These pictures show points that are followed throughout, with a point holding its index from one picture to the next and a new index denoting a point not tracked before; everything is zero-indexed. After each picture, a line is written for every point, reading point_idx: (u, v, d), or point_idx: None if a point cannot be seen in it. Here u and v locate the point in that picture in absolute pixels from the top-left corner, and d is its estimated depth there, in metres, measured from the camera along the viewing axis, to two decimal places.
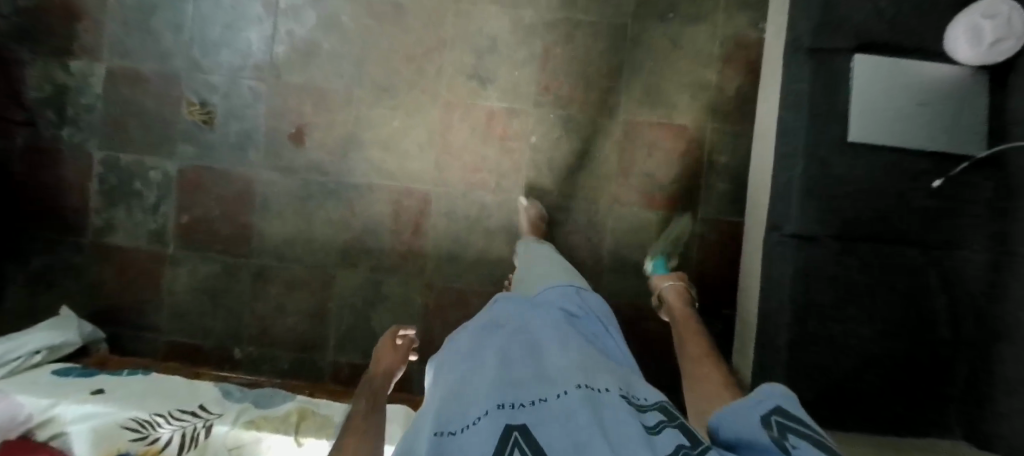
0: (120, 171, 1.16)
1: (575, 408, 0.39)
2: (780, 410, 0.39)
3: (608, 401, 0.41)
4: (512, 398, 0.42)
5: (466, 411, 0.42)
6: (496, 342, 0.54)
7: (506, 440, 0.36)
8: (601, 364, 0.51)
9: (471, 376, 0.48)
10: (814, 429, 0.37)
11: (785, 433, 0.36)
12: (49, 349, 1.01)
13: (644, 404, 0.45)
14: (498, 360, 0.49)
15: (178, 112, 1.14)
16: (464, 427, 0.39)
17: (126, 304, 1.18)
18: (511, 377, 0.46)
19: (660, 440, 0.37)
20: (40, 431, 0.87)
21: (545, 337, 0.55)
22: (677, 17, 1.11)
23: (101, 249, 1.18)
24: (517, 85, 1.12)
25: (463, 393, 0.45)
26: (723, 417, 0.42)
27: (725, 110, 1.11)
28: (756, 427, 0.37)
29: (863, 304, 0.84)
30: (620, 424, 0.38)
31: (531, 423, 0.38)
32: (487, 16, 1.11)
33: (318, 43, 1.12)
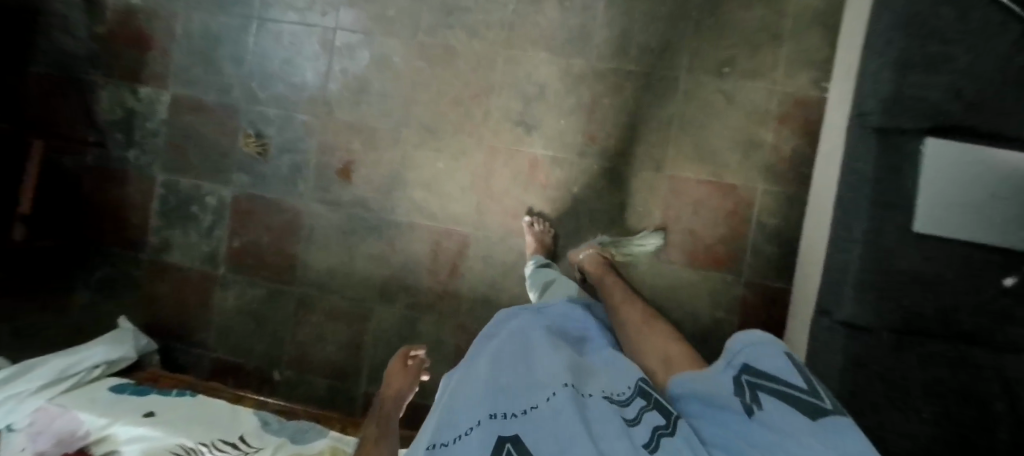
0: (179, 195, 1.21)
1: (556, 412, 0.46)
2: (749, 367, 0.49)
3: (587, 402, 0.48)
4: (501, 407, 0.48)
5: (462, 419, 0.49)
6: (490, 350, 0.61)
7: (498, 450, 0.43)
8: (585, 365, 0.57)
9: (467, 383, 0.55)
10: (771, 385, 0.46)
11: (754, 391, 0.46)
12: (107, 363, 1.08)
13: (625, 395, 0.51)
14: (492, 367, 0.56)
15: (235, 142, 1.19)
16: (458, 436, 0.47)
17: (179, 319, 1.23)
18: (500, 383, 0.52)
19: (636, 434, 0.44)
20: (96, 446, 0.94)
21: (536, 339, 0.61)
22: (734, 71, 1.07)
23: (159, 266, 1.23)
24: (563, 133, 1.11)
25: (460, 400, 0.52)
26: (692, 377, 0.52)
27: (779, 171, 1.06)
28: (730, 387, 0.47)
29: (917, 405, 0.79)
30: (599, 425, 0.44)
31: (520, 432, 0.44)
32: (536, 62, 1.11)
33: (370, 83, 1.15)
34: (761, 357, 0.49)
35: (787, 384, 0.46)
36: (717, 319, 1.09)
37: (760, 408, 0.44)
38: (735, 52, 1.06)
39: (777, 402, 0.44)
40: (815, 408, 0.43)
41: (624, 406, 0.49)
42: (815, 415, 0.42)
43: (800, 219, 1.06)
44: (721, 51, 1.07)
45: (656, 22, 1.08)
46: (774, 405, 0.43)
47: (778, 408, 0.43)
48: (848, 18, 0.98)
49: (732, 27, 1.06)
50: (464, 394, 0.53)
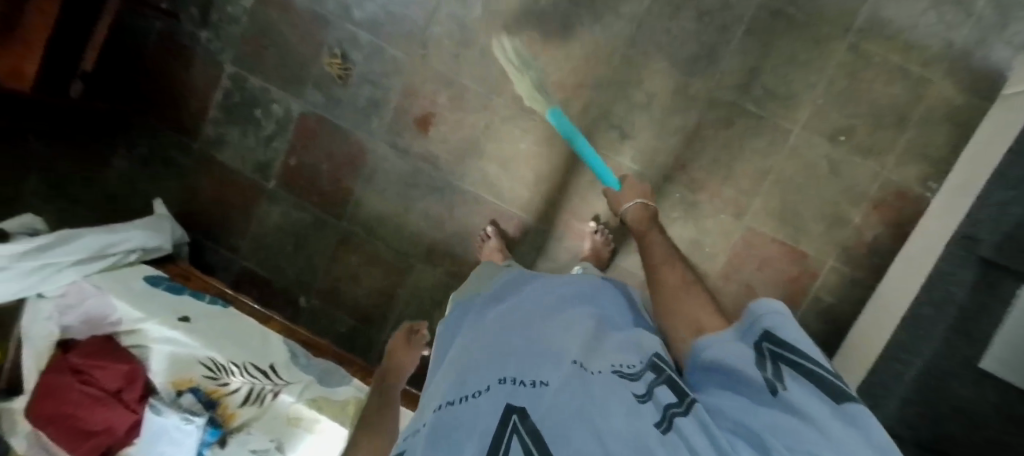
0: (245, 94, 1.14)
1: (568, 384, 0.38)
2: (769, 334, 0.37)
3: (598, 373, 0.39)
4: (510, 372, 0.41)
5: (466, 387, 0.42)
6: (497, 320, 0.55)
7: (503, 423, 0.35)
8: (601, 331, 0.50)
9: (475, 352, 0.48)
10: (797, 359, 0.35)
11: (773, 363, 0.35)
12: (142, 251, 1.05)
13: (635, 368, 0.42)
14: (501, 334, 0.49)
15: (317, 57, 1.11)
16: (465, 400, 0.40)
17: (216, 218, 1.20)
18: (506, 351, 0.46)
19: (645, 411, 0.35)
20: (125, 337, 0.94)
21: (547, 310, 0.54)
22: (850, 142, 1.02)
23: (208, 160, 1.18)
24: (657, 152, 1.07)
25: (465, 366, 0.46)
26: (710, 341, 0.41)
27: (854, 254, 1.05)
28: (745, 357, 0.37)
29: None
30: (615, 399, 0.35)
31: (527, 404, 0.36)
32: (654, 71, 1.05)
33: (476, 38, 1.07)
34: (788, 323, 0.38)
35: (814, 361, 0.35)
36: None
37: (782, 388, 0.33)
38: (858, 123, 1.02)
39: (796, 380, 0.33)
40: (846, 394, 0.32)
41: (636, 380, 0.40)
42: (847, 402, 0.31)
43: (856, 306, 1.06)
44: (844, 118, 1.02)
45: (790, 67, 1.02)
46: (799, 385, 0.32)
47: (800, 389, 0.32)
48: (987, 128, 0.94)
49: (864, 97, 1.01)
50: (470, 362, 0.46)
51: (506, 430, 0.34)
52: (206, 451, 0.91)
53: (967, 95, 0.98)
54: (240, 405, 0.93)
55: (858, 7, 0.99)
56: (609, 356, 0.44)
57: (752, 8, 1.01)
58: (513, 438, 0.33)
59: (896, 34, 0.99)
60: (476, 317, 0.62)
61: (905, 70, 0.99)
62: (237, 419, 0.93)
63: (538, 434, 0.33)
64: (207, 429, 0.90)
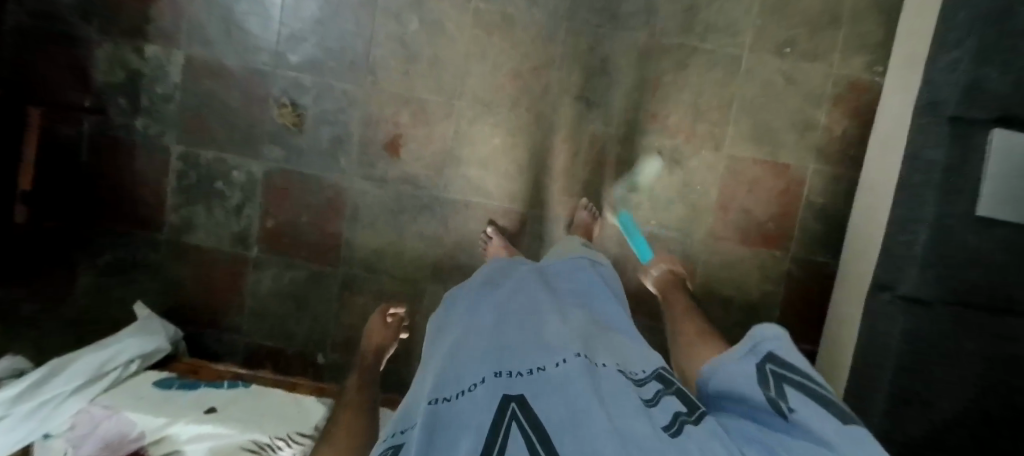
0: (201, 169, 1.09)
1: (576, 376, 0.36)
2: (773, 356, 0.41)
3: (605, 370, 0.38)
4: (508, 367, 0.39)
5: (462, 376, 0.39)
6: (490, 308, 0.52)
7: (502, 411, 0.33)
8: (597, 330, 0.49)
9: (468, 341, 0.46)
10: (805, 379, 0.38)
11: (778, 384, 0.38)
12: (143, 356, 0.99)
13: (641, 376, 0.42)
14: (496, 324, 0.47)
15: (266, 112, 1.08)
16: (462, 393, 0.37)
17: (206, 304, 1.15)
18: (503, 343, 0.43)
19: (656, 415, 0.34)
20: (153, 448, 0.86)
21: (541, 299, 0.52)
22: (796, 51, 1.07)
23: (180, 247, 1.12)
24: (625, 111, 1.09)
25: (459, 357, 0.43)
26: (720, 363, 0.45)
27: (830, 152, 1.10)
28: (752, 381, 0.40)
29: (958, 366, 0.84)
30: (619, 396, 0.35)
31: (530, 395, 0.35)
32: (599, 35, 1.07)
33: (420, 50, 1.07)
34: (790, 350, 0.41)
35: (812, 380, 0.38)
36: (762, 293, 1.15)
37: (791, 410, 0.35)
38: (798, 32, 1.07)
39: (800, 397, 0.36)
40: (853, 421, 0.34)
41: (640, 386, 0.40)
42: (853, 424, 0.33)
43: (847, 199, 1.12)
44: (784, 30, 1.07)
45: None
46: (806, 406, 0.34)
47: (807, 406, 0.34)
48: (912, 3, 1.01)
49: (796, 6, 1.06)
50: (464, 352, 0.43)
51: (505, 416, 0.33)
52: None
53: None
54: None
55: None
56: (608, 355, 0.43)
57: None
58: (513, 422, 0.32)
59: None
60: (460, 300, 0.59)
61: None
62: None
63: (540, 424, 0.31)
64: None
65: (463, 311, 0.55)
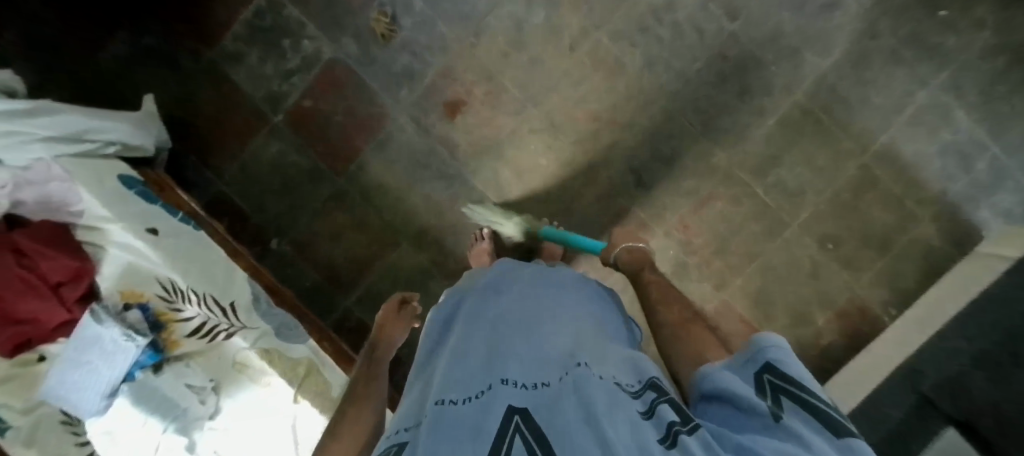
0: (279, 20, 1.10)
1: (571, 393, 0.40)
2: (773, 366, 0.40)
3: (604, 385, 0.42)
4: (512, 378, 0.44)
5: (469, 384, 0.44)
6: (496, 316, 0.57)
7: (506, 421, 0.37)
8: (603, 344, 0.53)
9: (476, 348, 0.51)
10: (807, 390, 0.38)
11: (776, 396, 0.38)
12: (124, 146, 0.98)
13: (635, 387, 0.44)
14: (505, 334, 0.52)
15: (366, 10, 1.08)
16: (467, 399, 0.42)
17: (206, 134, 1.14)
18: (509, 355, 0.48)
19: (648, 427, 0.36)
20: (82, 231, 0.87)
21: (550, 315, 0.57)
22: (834, 251, 1.10)
23: (217, 73, 1.13)
24: (664, 207, 1.10)
25: (468, 363, 0.48)
26: (714, 372, 0.44)
27: (806, 351, 1.13)
28: (750, 388, 0.39)
29: None
30: (617, 411, 0.37)
31: (531, 407, 0.39)
32: (684, 130, 1.08)
33: (529, 44, 1.08)
34: (790, 360, 0.41)
35: (815, 394, 0.38)
36: None
37: (784, 417, 0.36)
38: (847, 236, 1.09)
39: (802, 418, 0.36)
40: (847, 427, 0.35)
41: (635, 397, 0.41)
42: (847, 436, 0.34)
43: None
44: (836, 228, 1.09)
45: (804, 167, 1.08)
46: (801, 418, 0.36)
47: (800, 423, 0.35)
48: (951, 274, 1.03)
49: (859, 214, 1.08)
50: (470, 360, 0.48)
51: (508, 428, 0.36)
52: (137, 373, 0.81)
53: (945, 241, 1.07)
54: (187, 336, 0.86)
55: (879, 133, 1.06)
56: (610, 368, 0.46)
57: (789, 102, 1.06)
58: (516, 437, 0.35)
59: (905, 168, 1.06)
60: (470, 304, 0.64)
61: (900, 202, 1.07)
62: (179, 349, 0.86)
63: (541, 434, 0.35)
64: (146, 351, 0.81)
65: (470, 314, 0.60)
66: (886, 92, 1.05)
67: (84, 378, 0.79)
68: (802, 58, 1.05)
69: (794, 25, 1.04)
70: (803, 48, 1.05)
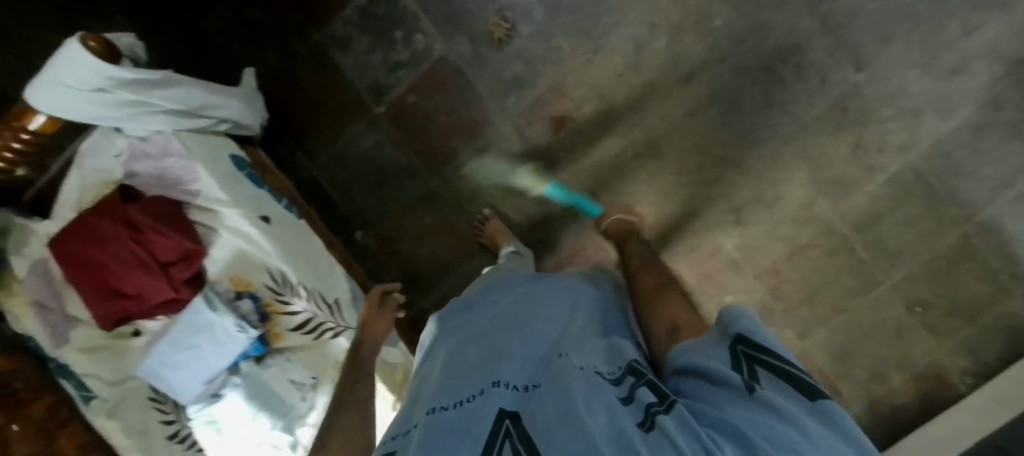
0: (392, 10, 1.07)
1: (551, 390, 0.41)
2: (742, 336, 0.40)
3: (581, 371, 0.43)
4: (502, 380, 0.46)
5: (460, 390, 0.46)
6: (487, 322, 0.59)
7: (497, 426, 0.39)
8: (586, 331, 0.54)
9: (466, 355, 0.52)
10: (786, 362, 0.37)
11: (754, 367, 0.38)
12: (235, 123, 0.95)
13: (617, 372, 0.44)
14: (494, 334, 0.54)
15: (484, 11, 1.06)
16: (460, 402, 0.44)
17: (303, 117, 1.13)
18: (500, 357, 0.49)
19: (625, 410, 0.37)
20: (196, 212, 0.86)
21: (536, 309, 0.58)
22: (921, 316, 1.09)
23: (320, 55, 1.10)
24: (757, 251, 1.10)
25: (458, 367, 0.50)
26: (698, 343, 0.44)
27: (876, 408, 1.13)
28: (720, 361, 0.39)
29: None
30: (587, 397, 0.38)
31: (521, 414, 0.40)
32: (791, 176, 1.06)
33: (647, 69, 1.06)
34: (759, 328, 0.41)
35: (792, 363, 0.37)
36: None
37: (760, 388, 0.35)
38: (936, 302, 1.08)
39: (773, 386, 0.36)
40: (819, 390, 0.35)
41: (616, 383, 0.42)
42: (826, 402, 0.33)
43: None
44: (925, 292, 1.08)
45: (904, 228, 1.07)
46: (775, 388, 0.35)
47: (776, 392, 0.35)
48: None
49: (952, 282, 1.07)
50: (462, 364, 0.51)
51: (500, 433, 0.38)
52: (242, 363, 0.83)
53: None
54: (291, 331, 0.85)
55: (985, 203, 1.04)
56: (593, 358, 0.47)
57: (900, 162, 1.04)
58: (506, 441, 0.37)
59: (1006, 242, 1.04)
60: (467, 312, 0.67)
61: (995, 276, 1.05)
62: (282, 342, 0.85)
63: (526, 438, 0.37)
64: (254, 343, 0.82)
65: (461, 325, 0.62)
66: (1000, 164, 1.02)
67: (189, 362, 0.81)
68: (921, 119, 1.03)
69: (919, 85, 1.02)
70: (924, 109, 1.02)
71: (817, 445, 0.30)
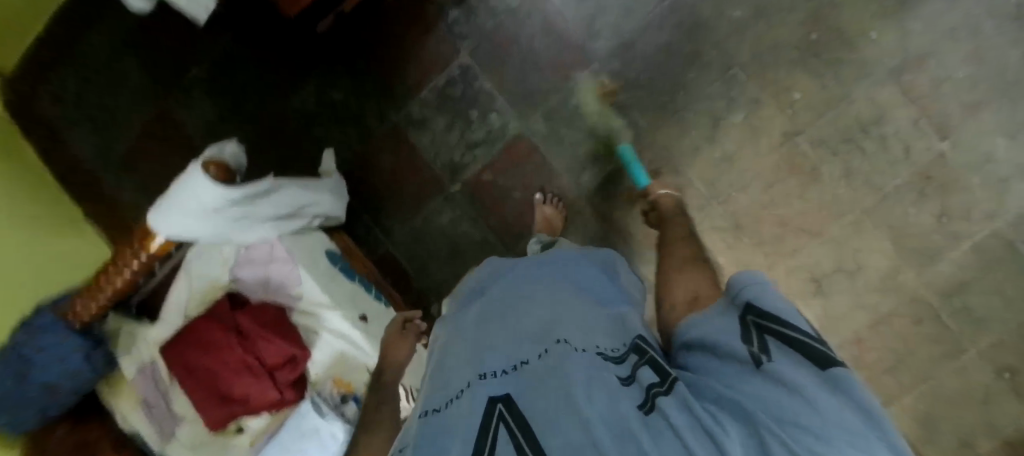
0: (469, 90, 1.12)
1: (543, 374, 0.44)
2: (752, 305, 0.40)
3: (580, 352, 0.46)
4: (490, 369, 0.48)
5: (453, 386, 0.49)
6: (478, 311, 0.62)
7: (489, 411, 0.42)
8: (579, 302, 0.57)
9: (462, 345, 0.56)
10: (796, 330, 0.37)
11: (761, 337, 0.38)
12: (326, 217, 0.96)
13: (618, 352, 0.48)
14: (485, 323, 0.57)
15: (561, 88, 1.10)
16: (451, 402, 0.46)
17: (382, 195, 1.17)
18: (491, 346, 0.52)
19: (627, 395, 0.39)
20: (297, 314, 0.89)
21: (525, 291, 0.61)
22: (1010, 381, 1.05)
23: (399, 136, 1.15)
24: (840, 320, 1.09)
25: (454, 362, 0.53)
26: (704, 319, 0.44)
27: None
28: (730, 334, 0.39)
29: None
30: (580, 379, 0.41)
31: (513, 395, 0.43)
32: (875, 247, 1.05)
33: (724, 142, 1.07)
34: (769, 295, 0.40)
35: (798, 329, 0.37)
36: None
37: (767, 361, 0.35)
38: None
39: (782, 353, 0.35)
40: (833, 359, 0.34)
41: (618, 363, 0.46)
42: (837, 371, 0.33)
43: None
44: (1017, 359, 1.04)
45: (993, 296, 1.04)
46: (785, 358, 0.35)
47: (789, 364, 0.34)
48: None
49: None
50: (457, 358, 0.54)
51: (492, 416, 0.41)
52: None
53: None
54: None
55: None
56: (591, 335, 0.50)
57: (988, 230, 1.02)
58: (500, 423, 0.40)
59: None
60: (459, 303, 0.70)
61: None
62: None
63: (523, 425, 0.39)
64: None
65: (460, 313, 0.66)
66: None
67: None
68: (1009, 187, 1.00)
69: (1007, 152, 0.99)
70: (1013, 177, 1.00)
71: (826, 415, 0.30)
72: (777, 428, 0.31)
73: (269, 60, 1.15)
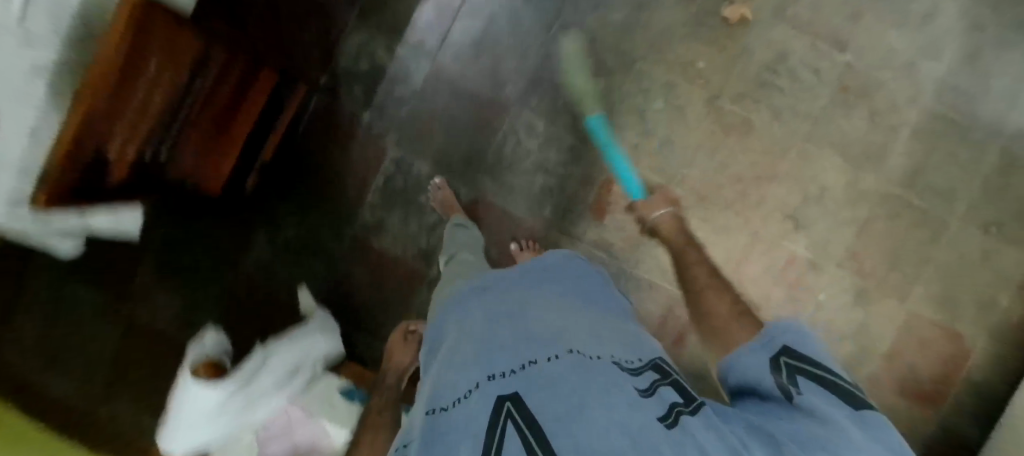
0: (410, 177, 1.15)
1: (556, 376, 0.43)
2: (788, 348, 0.45)
3: (597, 360, 0.45)
4: (498, 368, 0.48)
5: (460, 382, 0.49)
6: (483, 304, 0.61)
7: (499, 409, 0.42)
8: (591, 315, 0.56)
9: (465, 340, 0.55)
10: (826, 371, 0.42)
11: (793, 374, 0.43)
12: (327, 357, 0.97)
13: (636, 365, 0.47)
14: (489, 320, 0.57)
15: (492, 142, 1.13)
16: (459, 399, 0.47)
17: (369, 308, 1.16)
18: (498, 344, 0.52)
19: (651, 405, 0.39)
20: None
21: (530, 296, 0.60)
22: (999, 233, 1.10)
23: (363, 246, 1.16)
24: (829, 243, 1.11)
25: (461, 354, 0.54)
26: (738, 354, 0.49)
27: (1003, 334, 1.12)
28: (766, 371, 0.44)
29: None
30: (600, 387, 0.41)
31: (522, 395, 0.43)
32: (828, 165, 1.10)
33: (656, 129, 1.11)
34: (804, 340, 0.46)
35: (830, 371, 0.43)
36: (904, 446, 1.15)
37: (798, 394, 0.41)
38: (1005, 217, 1.10)
39: (819, 394, 0.40)
40: (863, 403, 0.39)
41: (637, 374, 0.45)
42: (869, 409, 0.38)
43: (1003, 383, 1.12)
44: (994, 211, 1.09)
45: (950, 165, 1.09)
46: (816, 394, 0.40)
47: (816, 397, 0.40)
48: None
49: (1010, 194, 1.09)
50: (463, 351, 0.54)
51: (501, 416, 0.42)
52: None
53: None
54: None
55: (1007, 115, 1.08)
56: (604, 344, 0.49)
57: (917, 111, 1.08)
58: (508, 422, 0.41)
59: None
60: (461, 293, 0.68)
61: None
62: None
63: (533, 427, 0.39)
64: None
65: (463, 303, 0.65)
66: (1002, 77, 1.07)
67: None
68: (914, 68, 1.07)
69: (900, 41, 1.07)
70: (916, 58, 1.07)
71: (855, 441, 0.35)
72: (801, 450, 0.35)
73: (205, 226, 1.10)
